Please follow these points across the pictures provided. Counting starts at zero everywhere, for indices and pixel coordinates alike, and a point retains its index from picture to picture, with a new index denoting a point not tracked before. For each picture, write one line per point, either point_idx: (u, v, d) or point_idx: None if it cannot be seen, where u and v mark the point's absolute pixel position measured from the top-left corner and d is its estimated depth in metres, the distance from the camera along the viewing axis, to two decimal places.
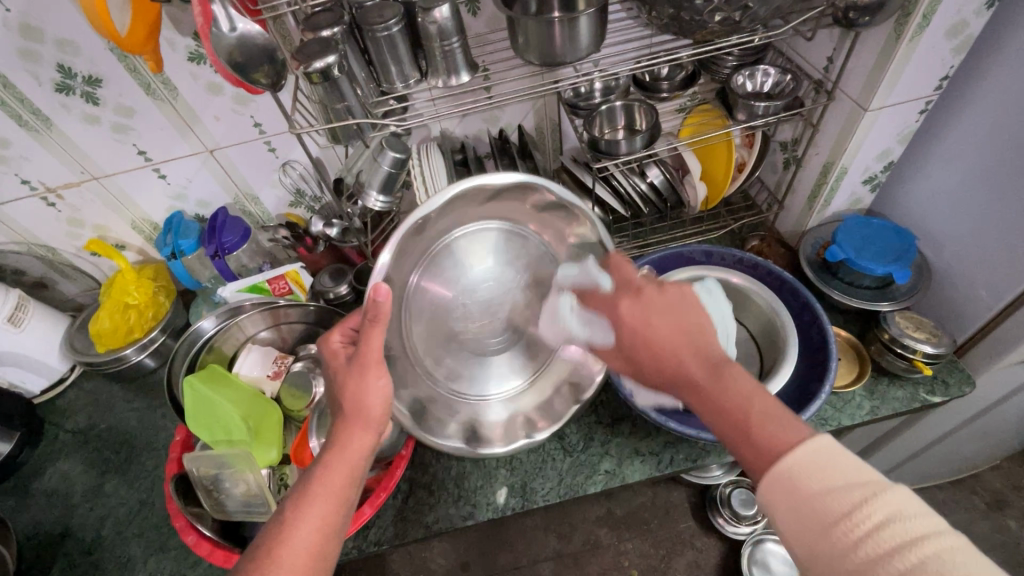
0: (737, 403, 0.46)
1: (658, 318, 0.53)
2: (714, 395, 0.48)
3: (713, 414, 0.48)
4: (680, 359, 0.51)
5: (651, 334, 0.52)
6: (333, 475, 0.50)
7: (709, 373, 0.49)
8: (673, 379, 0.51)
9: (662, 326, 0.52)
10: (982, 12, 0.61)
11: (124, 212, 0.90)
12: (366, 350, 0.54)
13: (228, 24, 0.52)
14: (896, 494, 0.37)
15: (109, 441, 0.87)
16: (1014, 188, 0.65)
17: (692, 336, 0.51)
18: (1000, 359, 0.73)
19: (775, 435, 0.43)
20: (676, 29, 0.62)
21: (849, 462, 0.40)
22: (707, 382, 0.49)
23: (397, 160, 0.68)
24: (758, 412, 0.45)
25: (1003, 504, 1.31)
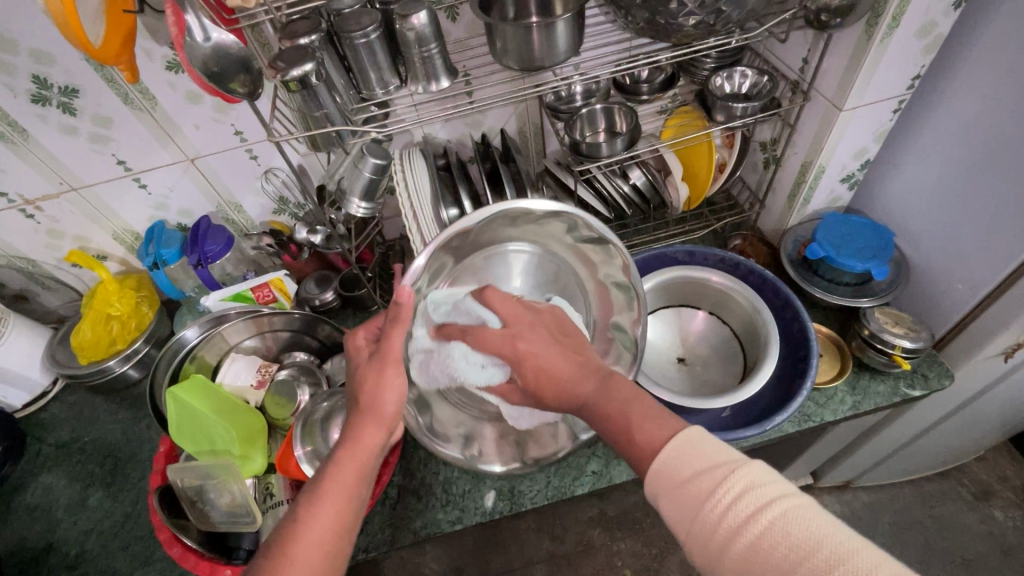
0: (622, 406, 0.51)
1: (553, 339, 0.57)
2: (602, 407, 0.52)
3: (606, 424, 0.52)
4: (571, 379, 0.54)
5: (546, 360, 0.55)
6: (346, 472, 0.51)
7: (595, 394, 0.53)
8: (567, 402, 0.55)
9: (548, 351, 0.56)
10: (949, 13, 0.62)
11: (105, 223, 0.89)
12: (386, 347, 0.56)
13: (202, 32, 0.51)
14: (750, 469, 0.41)
15: (93, 454, 0.86)
16: (990, 180, 0.66)
17: (578, 354, 0.56)
18: (978, 352, 0.74)
19: (654, 429, 0.48)
20: (653, 32, 0.63)
21: (710, 446, 0.44)
22: (596, 397, 0.53)
23: (378, 166, 0.69)
24: (639, 414, 0.50)
25: (988, 494, 1.33)
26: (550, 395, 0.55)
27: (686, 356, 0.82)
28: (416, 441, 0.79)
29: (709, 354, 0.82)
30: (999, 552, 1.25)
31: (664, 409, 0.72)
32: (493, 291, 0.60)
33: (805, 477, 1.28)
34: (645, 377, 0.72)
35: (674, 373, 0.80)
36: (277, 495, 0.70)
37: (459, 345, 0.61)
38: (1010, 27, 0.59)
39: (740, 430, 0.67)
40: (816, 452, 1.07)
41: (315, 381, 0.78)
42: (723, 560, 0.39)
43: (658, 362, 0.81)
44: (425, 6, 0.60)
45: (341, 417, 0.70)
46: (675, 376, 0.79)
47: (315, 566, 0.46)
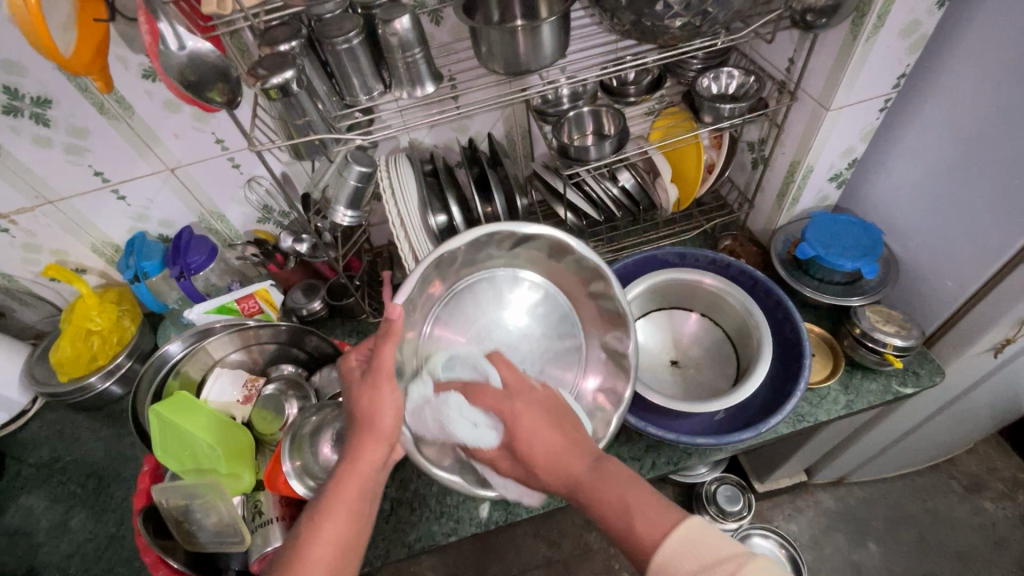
0: (618, 494, 0.48)
1: (551, 420, 0.54)
2: (598, 498, 0.49)
3: (601, 509, 0.49)
4: (564, 461, 0.52)
5: (536, 435, 0.53)
6: (349, 491, 0.51)
7: (591, 479, 0.50)
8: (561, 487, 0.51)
9: (539, 431, 0.53)
10: (933, 12, 0.62)
11: (83, 236, 0.87)
12: (377, 365, 0.55)
13: (176, 41, 0.50)
14: (758, 562, 0.41)
15: (75, 474, 0.83)
16: (973, 186, 0.67)
17: (570, 431, 0.54)
18: (967, 349, 0.74)
19: (657, 520, 0.46)
20: (639, 35, 0.62)
21: (714, 540, 0.43)
22: (591, 484, 0.50)
23: (363, 174, 0.68)
24: (637, 502, 0.48)
25: (980, 486, 1.34)
26: (542, 473, 0.52)
27: (679, 358, 0.81)
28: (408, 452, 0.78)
29: (702, 356, 0.81)
30: (991, 544, 1.26)
31: (657, 412, 0.72)
32: (499, 357, 0.60)
33: (799, 475, 1.29)
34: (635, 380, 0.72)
35: (668, 377, 0.79)
36: (265, 512, 0.67)
37: (456, 399, 0.57)
38: (993, 27, 0.59)
39: (734, 433, 0.67)
40: (811, 450, 1.07)
41: (303, 395, 0.76)
42: None
43: (652, 366, 0.80)
44: (408, 10, 0.59)
45: (331, 430, 0.69)
46: (668, 379, 0.79)
47: None
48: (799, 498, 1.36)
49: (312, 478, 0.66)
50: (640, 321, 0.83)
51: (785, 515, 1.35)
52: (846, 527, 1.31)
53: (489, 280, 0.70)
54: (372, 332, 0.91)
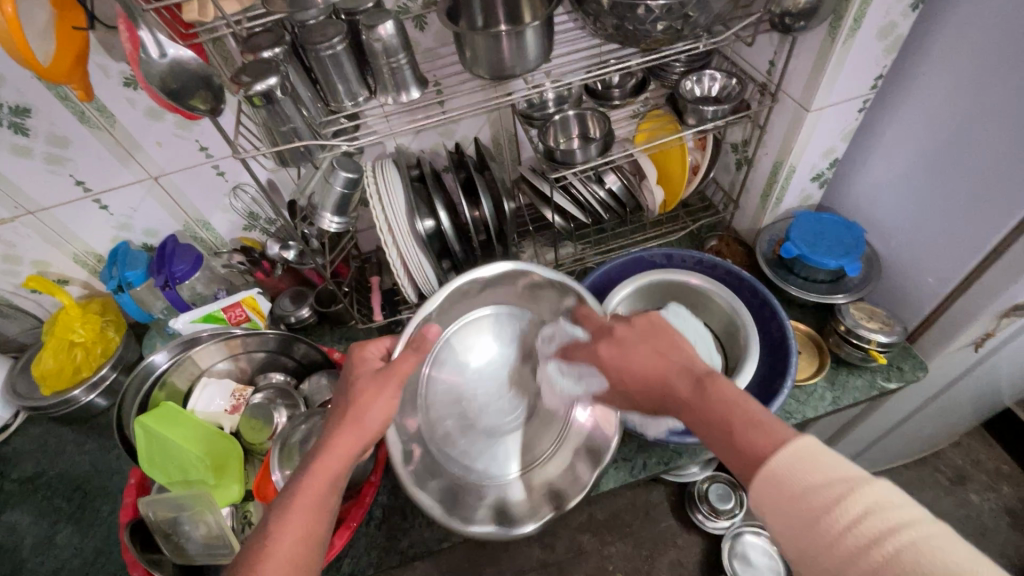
0: (720, 408, 0.47)
1: (660, 345, 0.55)
2: (698, 411, 0.48)
3: (704, 423, 0.48)
4: (662, 380, 0.53)
5: (631, 357, 0.55)
6: (319, 478, 0.51)
7: (691, 393, 0.50)
8: (665, 402, 0.52)
9: (638, 352, 0.55)
10: (908, 15, 0.64)
11: (65, 246, 0.85)
12: (394, 368, 0.57)
13: (157, 49, 0.49)
14: (872, 486, 0.37)
15: (59, 489, 0.82)
16: (958, 172, 0.67)
17: (671, 355, 0.54)
18: (948, 344, 0.76)
19: (758, 437, 0.43)
20: (622, 38, 0.63)
21: (821, 457, 0.40)
22: (691, 398, 0.49)
23: (349, 181, 0.67)
24: (739, 417, 0.45)
25: (964, 478, 1.36)
26: (636, 390, 0.55)
27: None
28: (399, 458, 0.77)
29: None
30: (976, 535, 1.28)
31: None
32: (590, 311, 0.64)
33: None
34: None
35: None
36: (256, 522, 0.68)
37: (555, 361, 0.66)
38: (966, 26, 0.60)
39: None
40: None
41: (292, 403, 0.76)
42: (848, 570, 0.35)
43: None
44: (392, 16, 0.59)
45: (322, 438, 0.68)
46: None
47: None
48: None
49: None
50: None
51: None
52: None
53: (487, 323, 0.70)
54: (361, 338, 0.91)
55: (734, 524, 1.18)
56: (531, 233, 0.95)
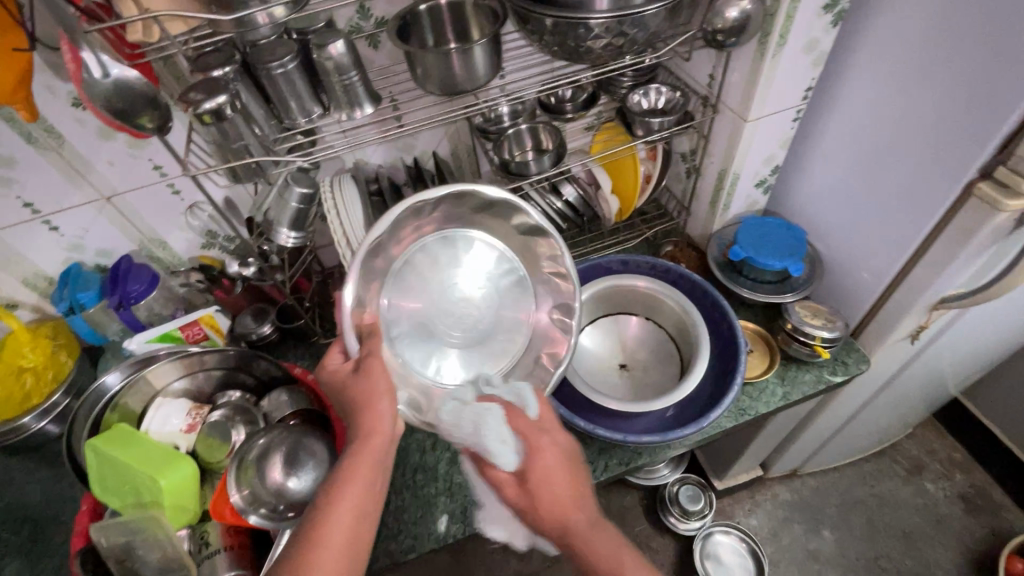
0: (615, 552, 0.53)
1: (568, 470, 0.57)
2: (593, 552, 0.53)
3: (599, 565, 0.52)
4: (563, 505, 0.55)
5: (553, 472, 0.56)
6: (361, 455, 0.56)
7: (587, 528, 0.54)
8: (558, 530, 0.55)
9: (558, 471, 0.56)
10: (829, 30, 0.69)
11: (14, 270, 0.84)
12: (373, 354, 0.58)
13: (100, 69, 0.49)
14: None
15: (8, 521, 0.79)
16: (883, 173, 0.71)
17: (576, 485, 0.57)
18: (887, 337, 0.80)
19: None
20: (566, 55, 0.66)
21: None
22: (590, 534, 0.54)
23: (305, 196, 0.67)
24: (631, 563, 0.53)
25: (920, 468, 1.42)
26: (541, 509, 0.55)
27: (627, 362, 0.84)
28: None
29: (649, 358, 0.84)
30: (933, 522, 1.33)
31: (607, 415, 0.74)
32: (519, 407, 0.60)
33: (755, 470, 1.34)
34: (587, 388, 0.75)
35: (616, 379, 0.82)
36: (211, 543, 0.66)
37: (496, 410, 0.59)
38: (887, 34, 0.65)
39: (678, 430, 0.70)
40: (761, 443, 1.12)
41: (250, 420, 0.75)
42: None
43: (601, 369, 0.83)
44: (342, 36, 0.61)
45: (279, 454, 0.68)
46: (617, 382, 0.82)
47: (345, 554, 0.51)
48: (757, 493, 1.41)
49: (262, 504, 0.65)
50: (587, 328, 0.86)
51: (745, 510, 1.40)
52: (802, 517, 1.36)
53: (429, 249, 0.67)
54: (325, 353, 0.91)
55: (704, 525, 1.29)
56: None
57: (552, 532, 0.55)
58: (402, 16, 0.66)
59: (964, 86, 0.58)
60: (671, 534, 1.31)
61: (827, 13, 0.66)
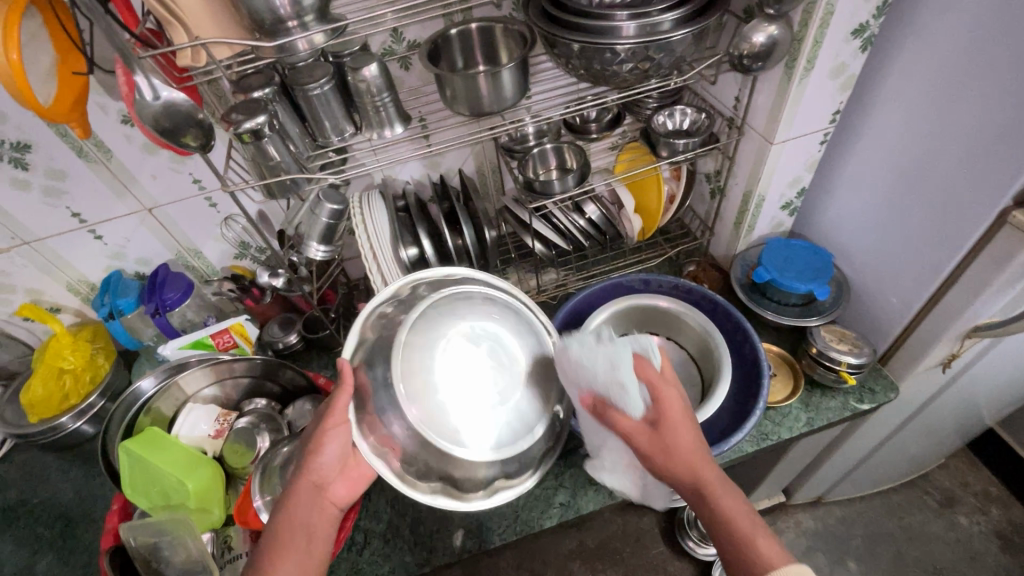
0: (740, 518, 0.53)
1: (691, 429, 0.57)
2: (722, 503, 0.53)
3: (725, 519, 0.53)
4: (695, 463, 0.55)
5: (682, 425, 0.56)
6: (298, 514, 0.57)
7: (718, 481, 0.54)
8: (685, 482, 0.55)
9: (684, 424, 0.56)
10: (858, 55, 0.68)
11: (59, 275, 0.88)
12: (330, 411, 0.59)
13: (151, 91, 0.52)
14: None
15: (43, 517, 0.82)
16: (914, 200, 0.70)
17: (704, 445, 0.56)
18: (917, 365, 0.78)
19: (770, 548, 0.51)
20: (592, 78, 0.67)
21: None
22: (716, 487, 0.54)
23: (335, 212, 0.70)
24: (755, 526, 0.53)
25: (953, 501, 1.37)
26: (662, 464, 0.56)
27: None
28: (383, 483, 0.78)
29: None
30: (967, 559, 1.28)
31: None
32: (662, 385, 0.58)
33: (778, 496, 1.31)
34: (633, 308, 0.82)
35: None
36: (236, 546, 0.68)
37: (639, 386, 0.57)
38: (918, 58, 0.64)
39: None
40: (784, 469, 1.09)
41: (276, 428, 0.77)
42: None
43: None
44: (376, 59, 0.64)
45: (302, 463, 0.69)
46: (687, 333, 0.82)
47: None
48: (780, 520, 1.37)
49: None
50: None
51: None
52: (827, 547, 1.32)
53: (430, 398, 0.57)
54: None
55: None
56: (514, 260, 0.98)
57: (685, 481, 0.55)
58: (434, 40, 0.68)
59: (992, 115, 0.58)
60: (689, 558, 1.29)
61: (855, 39, 0.66)
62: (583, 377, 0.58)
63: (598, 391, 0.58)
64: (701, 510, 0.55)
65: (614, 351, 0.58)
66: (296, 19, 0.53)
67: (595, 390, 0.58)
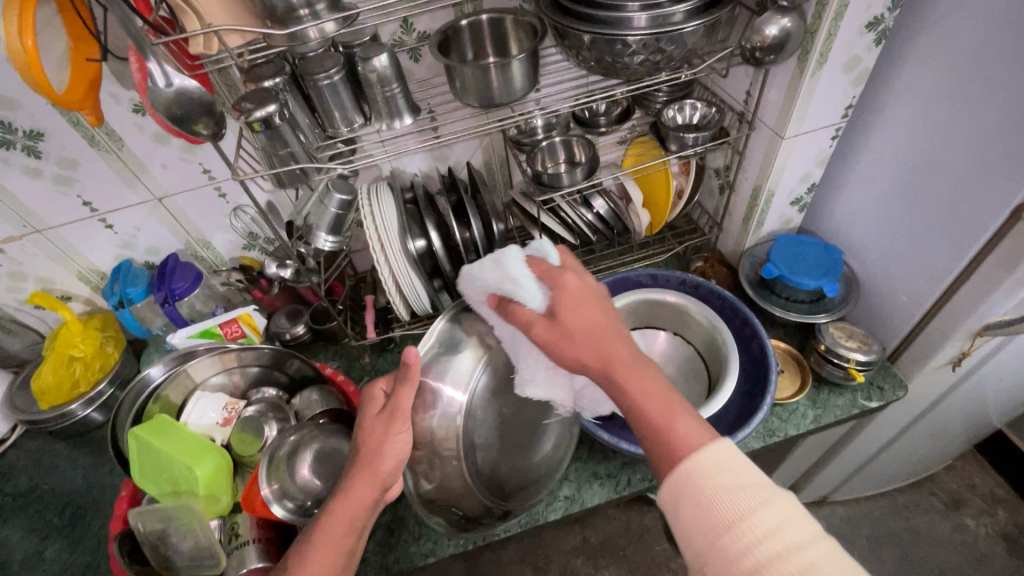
0: (656, 399, 0.49)
1: (597, 311, 0.55)
2: (633, 386, 0.50)
3: (638, 404, 0.49)
4: (604, 345, 0.52)
5: (581, 306, 0.54)
6: (342, 521, 0.53)
7: (627, 365, 0.51)
8: (597, 368, 0.52)
9: (586, 307, 0.55)
10: (872, 49, 0.68)
11: (70, 264, 0.89)
12: (396, 405, 0.58)
13: (164, 79, 0.52)
14: (775, 503, 0.40)
15: (52, 503, 0.83)
16: (927, 195, 0.69)
17: (617, 328, 0.54)
18: (927, 363, 0.78)
19: (687, 429, 0.47)
20: (602, 70, 0.66)
21: (742, 464, 0.43)
22: (627, 368, 0.51)
23: (344, 202, 0.70)
24: (675, 408, 0.48)
25: (960, 503, 1.36)
26: (574, 350, 0.53)
27: None
28: None
29: (675, 374, 0.83)
30: (973, 561, 1.27)
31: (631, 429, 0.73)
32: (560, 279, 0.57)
33: None
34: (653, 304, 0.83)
35: None
36: (242, 533, 0.67)
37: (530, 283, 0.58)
38: (935, 51, 0.63)
39: None
40: (789, 467, 1.09)
41: (282, 417, 0.78)
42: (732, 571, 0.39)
43: None
44: (386, 49, 0.63)
45: (309, 453, 0.70)
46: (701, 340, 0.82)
47: None
48: None
49: (291, 499, 0.66)
50: None
51: None
52: None
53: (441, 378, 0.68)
54: (354, 355, 0.93)
55: None
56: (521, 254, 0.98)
57: (593, 362, 0.52)
58: (444, 31, 0.68)
59: (1009, 108, 0.57)
60: None
61: (869, 32, 0.66)
62: (479, 281, 0.62)
63: (501, 290, 0.59)
64: (614, 395, 0.52)
65: (504, 252, 0.61)
66: (307, 8, 0.53)
67: (493, 287, 0.60)
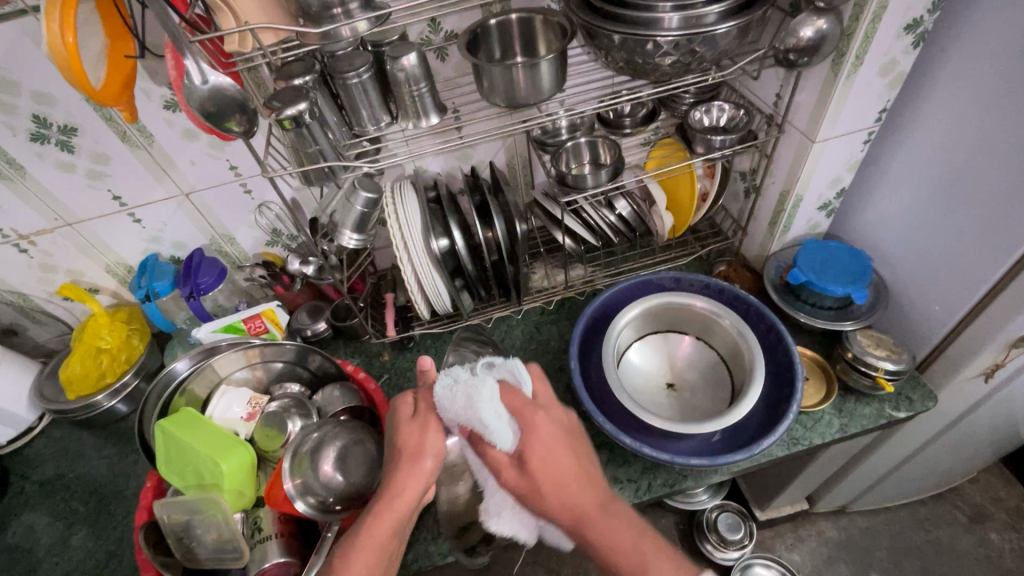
0: (634, 544, 0.54)
1: (566, 453, 0.56)
2: (608, 531, 0.54)
3: (614, 553, 0.53)
4: (574, 491, 0.55)
5: (553, 458, 0.55)
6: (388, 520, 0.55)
7: (600, 513, 0.55)
8: (569, 516, 0.54)
9: (555, 454, 0.55)
10: (909, 52, 0.66)
11: (99, 257, 0.90)
12: (426, 403, 0.59)
13: (200, 76, 0.53)
14: None
15: (77, 491, 0.84)
16: (960, 206, 0.68)
17: (584, 463, 0.57)
18: (957, 374, 0.76)
19: (668, 568, 0.53)
20: (631, 71, 0.66)
21: None
22: (597, 514, 0.54)
23: (369, 200, 0.70)
24: (652, 552, 0.54)
25: (984, 516, 1.33)
26: (548, 497, 0.54)
27: (675, 382, 0.83)
28: None
29: (698, 380, 0.82)
30: None
31: (653, 434, 0.72)
32: (532, 422, 0.55)
33: (800, 503, 1.29)
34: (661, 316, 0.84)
35: (664, 400, 0.80)
36: (264, 528, 0.68)
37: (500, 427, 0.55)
38: (970, 56, 0.62)
39: (729, 456, 0.67)
40: (810, 476, 1.07)
41: (305, 413, 0.78)
42: None
43: (647, 390, 0.81)
44: (414, 48, 0.63)
45: (333, 448, 0.70)
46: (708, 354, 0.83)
47: None
48: (801, 527, 1.35)
49: (314, 495, 0.67)
50: (636, 344, 0.84)
51: (787, 544, 1.34)
52: (850, 558, 1.29)
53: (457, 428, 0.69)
54: (374, 352, 0.93)
55: (742, 555, 1.24)
56: (541, 254, 0.97)
57: (563, 514, 0.54)
58: (473, 30, 0.68)
59: None
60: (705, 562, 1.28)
61: (908, 34, 0.64)
62: (450, 414, 0.55)
63: (471, 427, 0.55)
64: (584, 542, 0.55)
65: (478, 386, 0.55)
66: (341, 7, 0.54)
67: (465, 424, 0.55)
